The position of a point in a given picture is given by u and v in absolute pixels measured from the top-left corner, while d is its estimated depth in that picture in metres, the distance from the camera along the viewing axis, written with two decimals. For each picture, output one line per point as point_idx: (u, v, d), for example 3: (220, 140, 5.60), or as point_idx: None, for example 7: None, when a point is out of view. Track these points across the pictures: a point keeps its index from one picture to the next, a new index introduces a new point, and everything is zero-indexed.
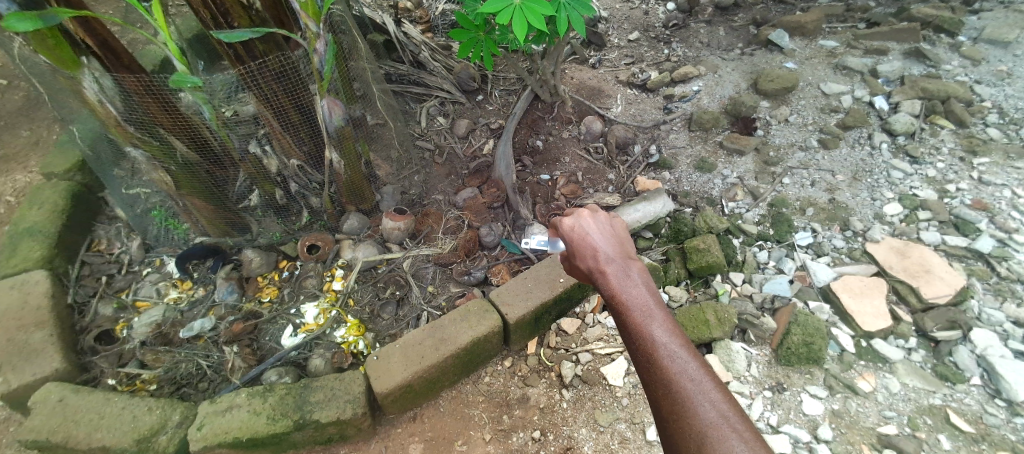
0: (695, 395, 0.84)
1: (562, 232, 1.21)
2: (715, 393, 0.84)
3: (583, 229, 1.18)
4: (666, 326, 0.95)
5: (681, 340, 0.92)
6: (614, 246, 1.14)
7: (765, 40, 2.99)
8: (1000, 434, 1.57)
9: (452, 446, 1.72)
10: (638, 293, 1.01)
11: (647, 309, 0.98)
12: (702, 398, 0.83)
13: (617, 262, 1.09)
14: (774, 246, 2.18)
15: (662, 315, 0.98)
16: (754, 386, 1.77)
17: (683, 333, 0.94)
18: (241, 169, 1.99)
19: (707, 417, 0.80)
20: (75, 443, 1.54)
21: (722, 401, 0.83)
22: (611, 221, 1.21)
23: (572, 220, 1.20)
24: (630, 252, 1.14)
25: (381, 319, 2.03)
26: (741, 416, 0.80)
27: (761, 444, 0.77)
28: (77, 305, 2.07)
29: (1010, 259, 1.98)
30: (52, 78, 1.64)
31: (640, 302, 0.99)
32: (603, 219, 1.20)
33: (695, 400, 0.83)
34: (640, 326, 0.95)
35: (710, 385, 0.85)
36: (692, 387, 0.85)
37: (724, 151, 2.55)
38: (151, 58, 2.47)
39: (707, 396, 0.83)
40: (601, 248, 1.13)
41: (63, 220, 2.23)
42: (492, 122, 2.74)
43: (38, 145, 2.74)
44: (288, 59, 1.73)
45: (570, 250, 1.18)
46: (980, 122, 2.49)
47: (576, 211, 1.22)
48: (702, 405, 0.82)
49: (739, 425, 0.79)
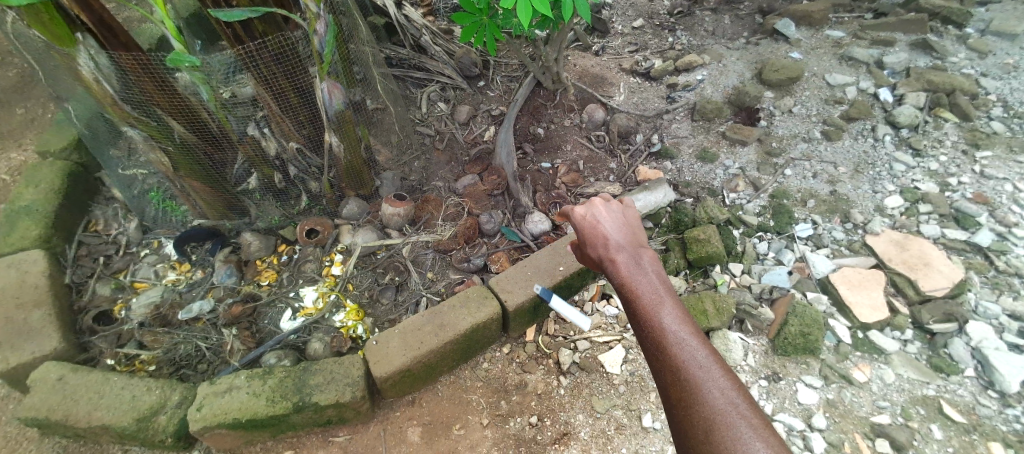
0: (705, 382, 0.83)
1: (573, 221, 1.21)
2: (724, 380, 0.84)
3: (595, 217, 1.17)
4: (675, 313, 0.95)
5: (691, 328, 0.92)
6: (625, 234, 1.13)
7: (770, 29, 2.97)
8: (991, 424, 1.59)
9: (450, 430, 1.74)
10: (649, 282, 1.01)
11: (657, 296, 0.98)
12: (710, 384, 0.83)
13: (627, 250, 1.09)
14: (774, 238, 2.18)
15: (673, 302, 0.97)
16: (751, 375, 1.78)
17: (692, 321, 0.94)
18: (240, 152, 1.97)
19: (716, 404, 0.80)
20: (74, 421, 1.56)
21: (731, 389, 0.82)
22: (623, 210, 1.20)
23: (584, 210, 1.19)
24: (640, 240, 1.13)
25: (380, 304, 2.04)
26: (749, 403, 0.80)
27: (770, 431, 0.77)
28: (76, 285, 2.08)
29: (1008, 252, 1.98)
30: (46, 54, 1.63)
31: (650, 290, 0.99)
32: (615, 208, 1.19)
33: (704, 387, 0.82)
34: (649, 313, 0.95)
35: (719, 372, 0.84)
36: (701, 375, 0.84)
37: (726, 141, 2.54)
38: (147, 37, 2.43)
39: (716, 383, 0.83)
40: (612, 235, 1.12)
41: (59, 200, 2.22)
42: (493, 108, 2.73)
43: (34, 124, 2.72)
44: (287, 39, 1.70)
45: (581, 238, 1.17)
46: (984, 115, 2.47)
47: (587, 200, 1.21)
48: (710, 391, 0.82)
49: (747, 412, 0.79)
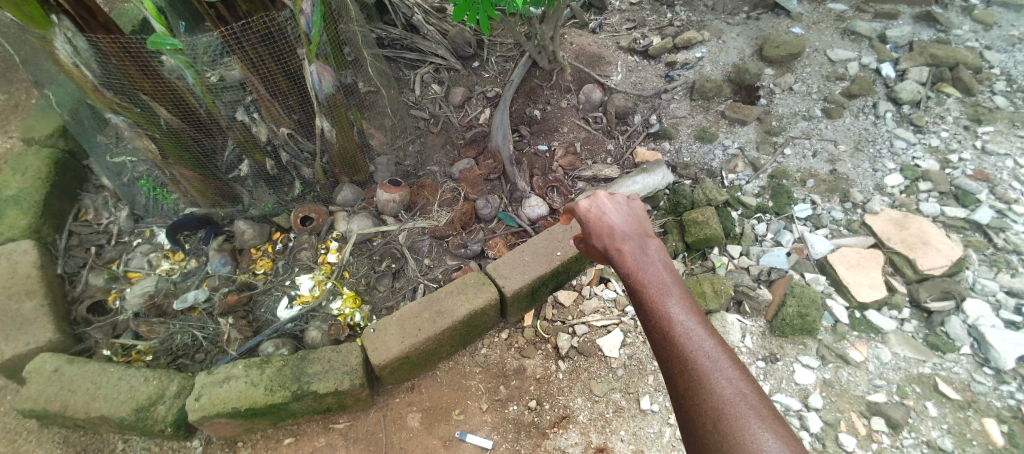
0: (713, 371, 0.80)
1: (579, 214, 1.19)
2: (733, 370, 0.80)
3: (600, 209, 1.15)
4: (682, 302, 0.92)
5: (698, 318, 0.89)
6: (633, 225, 1.11)
7: (772, 3, 2.89)
8: (986, 401, 1.60)
9: (450, 415, 1.75)
10: (655, 271, 0.99)
11: (664, 286, 0.95)
12: (719, 374, 0.79)
13: (633, 240, 1.07)
14: (773, 219, 2.16)
15: (679, 292, 0.95)
16: (748, 356, 1.79)
17: (701, 311, 0.91)
18: (229, 137, 1.93)
19: (724, 393, 0.76)
20: (72, 411, 1.56)
21: (740, 379, 0.78)
22: (629, 202, 1.18)
23: (590, 202, 1.18)
24: (647, 230, 1.11)
25: (377, 291, 2.04)
26: (758, 393, 0.77)
27: (781, 423, 0.73)
28: (68, 275, 2.06)
29: (1008, 229, 1.97)
30: (24, 38, 1.59)
31: (656, 279, 0.97)
32: (622, 200, 1.18)
33: (712, 376, 0.79)
34: (656, 303, 0.93)
35: (728, 362, 0.81)
36: (709, 364, 0.81)
37: (726, 121, 2.50)
38: (130, 18, 2.36)
39: (724, 373, 0.79)
40: (618, 226, 1.10)
41: (47, 188, 2.18)
42: (488, 90, 2.67)
43: (18, 110, 2.67)
44: (273, 20, 1.64)
45: (586, 230, 1.16)
46: (987, 90, 2.43)
47: (594, 193, 1.20)
48: (719, 380, 0.78)
49: (757, 403, 0.75)
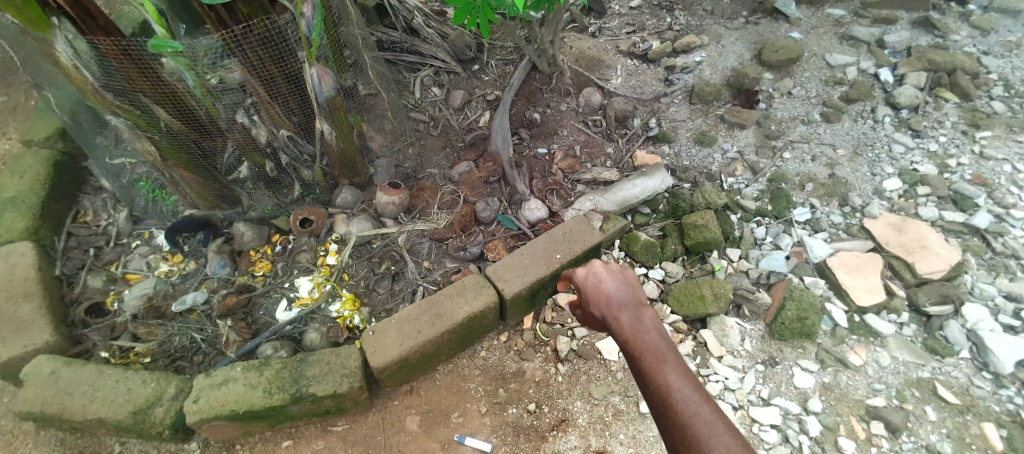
0: (711, 438, 0.78)
1: (574, 282, 1.20)
2: (732, 435, 0.78)
3: (595, 277, 1.16)
4: (678, 367, 0.91)
5: (695, 383, 0.88)
6: (627, 291, 1.12)
7: (771, 8, 2.90)
8: (985, 405, 1.60)
9: (449, 418, 1.75)
10: (651, 338, 0.99)
11: (659, 352, 0.95)
12: (717, 440, 0.77)
13: (628, 307, 1.07)
14: (772, 222, 2.16)
15: (675, 357, 0.94)
16: (748, 360, 1.79)
17: (696, 376, 0.89)
18: (229, 140, 1.93)
19: None
20: (70, 414, 1.56)
21: (739, 444, 0.76)
22: (625, 269, 1.19)
23: (584, 270, 1.19)
24: (643, 295, 1.11)
25: (376, 293, 2.03)
26: None
27: None
28: (66, 277, 2.05)
29: (1006, 234, 1.98)
30: (24, 40, 1.59)
31: (652, 346, 0.97)
32: (616, 267, 1.18)
33: (710, 443, 0.77)
34: (650, 370, 0.92)
35: (726, 426, 0.79)
36: (707, 431, 0.79)
37: (725, 124, 2.51)
38: (130, 20, 2.37)
39: (723, 438, 0.77)
40: (613, 293, 1.11)
41: (46, 190, 2.18)
42: (488, 93, 2.68)
43: (17, 112, 2.67)
44: (274, 23, 1.65)
45: (584, 297, 1.16)
46: (985, 95, 2.44)
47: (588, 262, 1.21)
48: (718, 447, 0.76)
49: None
